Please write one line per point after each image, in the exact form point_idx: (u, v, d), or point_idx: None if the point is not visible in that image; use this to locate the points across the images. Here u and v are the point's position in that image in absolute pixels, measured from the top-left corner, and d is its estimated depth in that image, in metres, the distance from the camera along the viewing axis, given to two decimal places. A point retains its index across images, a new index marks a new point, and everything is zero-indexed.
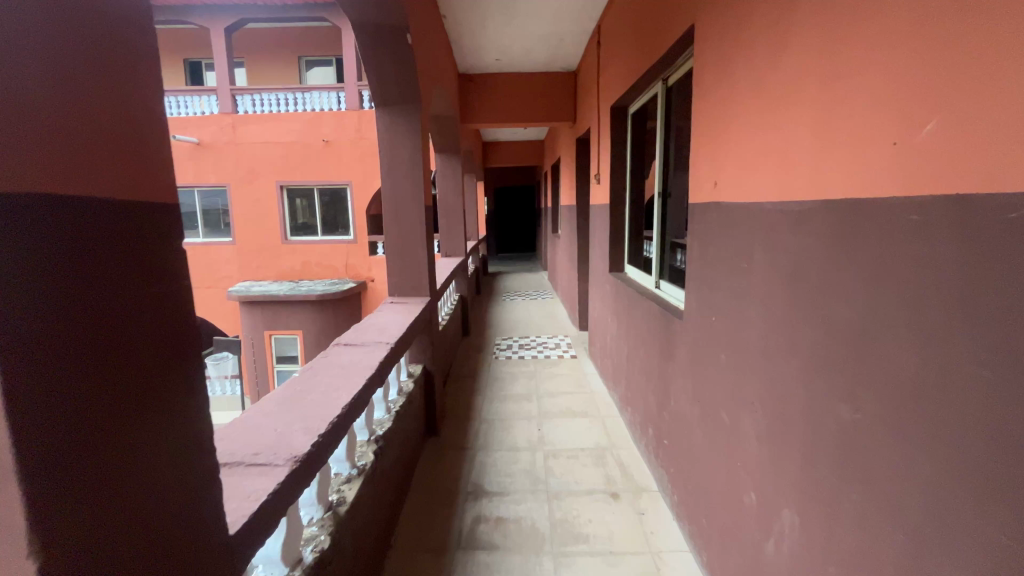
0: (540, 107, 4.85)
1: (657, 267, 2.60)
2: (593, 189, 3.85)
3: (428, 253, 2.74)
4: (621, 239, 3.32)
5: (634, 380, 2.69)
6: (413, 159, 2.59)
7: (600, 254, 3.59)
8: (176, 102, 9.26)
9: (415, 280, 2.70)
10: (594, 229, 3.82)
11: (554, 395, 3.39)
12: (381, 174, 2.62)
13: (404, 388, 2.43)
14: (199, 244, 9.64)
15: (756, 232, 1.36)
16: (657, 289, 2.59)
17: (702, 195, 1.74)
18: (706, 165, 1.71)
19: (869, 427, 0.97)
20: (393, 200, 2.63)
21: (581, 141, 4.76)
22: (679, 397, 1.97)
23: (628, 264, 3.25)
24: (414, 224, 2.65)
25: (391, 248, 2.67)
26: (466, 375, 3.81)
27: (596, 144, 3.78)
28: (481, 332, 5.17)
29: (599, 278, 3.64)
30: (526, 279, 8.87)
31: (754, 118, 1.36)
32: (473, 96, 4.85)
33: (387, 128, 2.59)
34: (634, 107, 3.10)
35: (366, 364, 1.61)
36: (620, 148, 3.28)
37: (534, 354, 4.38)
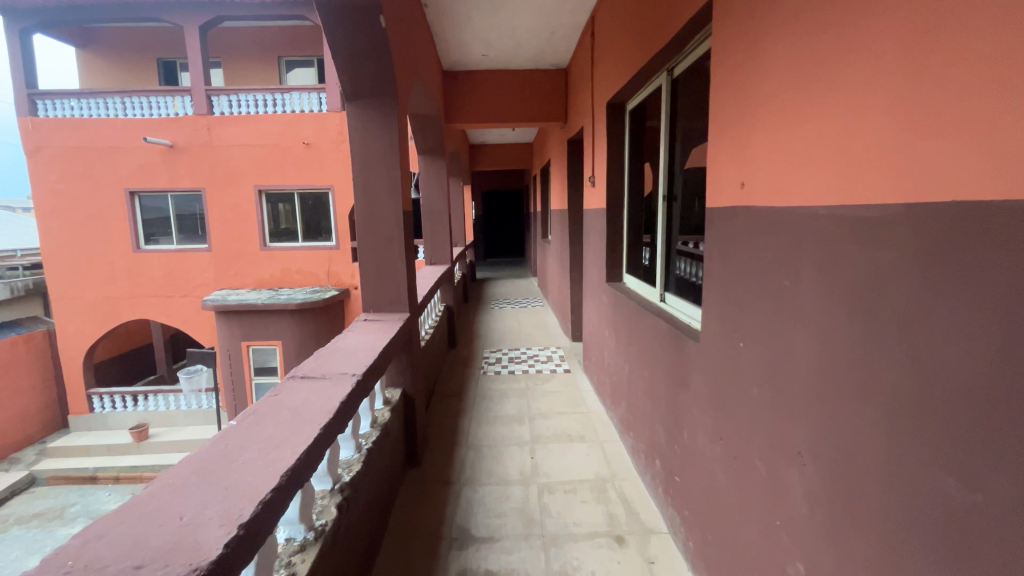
0: (530, 107, 4.60)
1: (662, 278, 2.35)
2: (586, 192, 3.60)
3: (407, 263, 2.45)
4: (619, 247, 3.07)
5: (637, 403, 2.43)
6: (389, 158, 2.31)
7: (596, 263, 3.33)
8: (148, 103, 8.86)
9: (392, 294, 2.41)
10: (588, 235, 3.58)
11: (547, 416, 3.12)
12: (354, 175, 2.33)
13: (379, 419, 2.14)
14: (173, 251, 9.23)
15: (803, 244, 1.10)
16: (662, 302, 2.34)
17: (724, 199, 1.49)
18: (729, 164, 1.46)
19: (990, 514, 0.71)
20: (366, 204, 2.34)
21: (573, 142, 4.52)
22: (695, 430, 1.72)
23: (627, 273, 3.00)
24: (391, 232, 2.36)
25: (364, 257, 2.38)
26: (451, 394, 3.52)
27: (589, 144, 3.53)
28: (468, 345, 4.88)
29: (595, 288, 3.38)
30: (516, 285, 8.61)
31: (797, 103, 1.12)
32: (458, 94, 4.59)
33: (360, 123, 2.30)
34: (633, 103, 2.86)
35: (325, 404, 1.32)
36: (617, 148, 3.03)
37: (525, 369, 4.11)
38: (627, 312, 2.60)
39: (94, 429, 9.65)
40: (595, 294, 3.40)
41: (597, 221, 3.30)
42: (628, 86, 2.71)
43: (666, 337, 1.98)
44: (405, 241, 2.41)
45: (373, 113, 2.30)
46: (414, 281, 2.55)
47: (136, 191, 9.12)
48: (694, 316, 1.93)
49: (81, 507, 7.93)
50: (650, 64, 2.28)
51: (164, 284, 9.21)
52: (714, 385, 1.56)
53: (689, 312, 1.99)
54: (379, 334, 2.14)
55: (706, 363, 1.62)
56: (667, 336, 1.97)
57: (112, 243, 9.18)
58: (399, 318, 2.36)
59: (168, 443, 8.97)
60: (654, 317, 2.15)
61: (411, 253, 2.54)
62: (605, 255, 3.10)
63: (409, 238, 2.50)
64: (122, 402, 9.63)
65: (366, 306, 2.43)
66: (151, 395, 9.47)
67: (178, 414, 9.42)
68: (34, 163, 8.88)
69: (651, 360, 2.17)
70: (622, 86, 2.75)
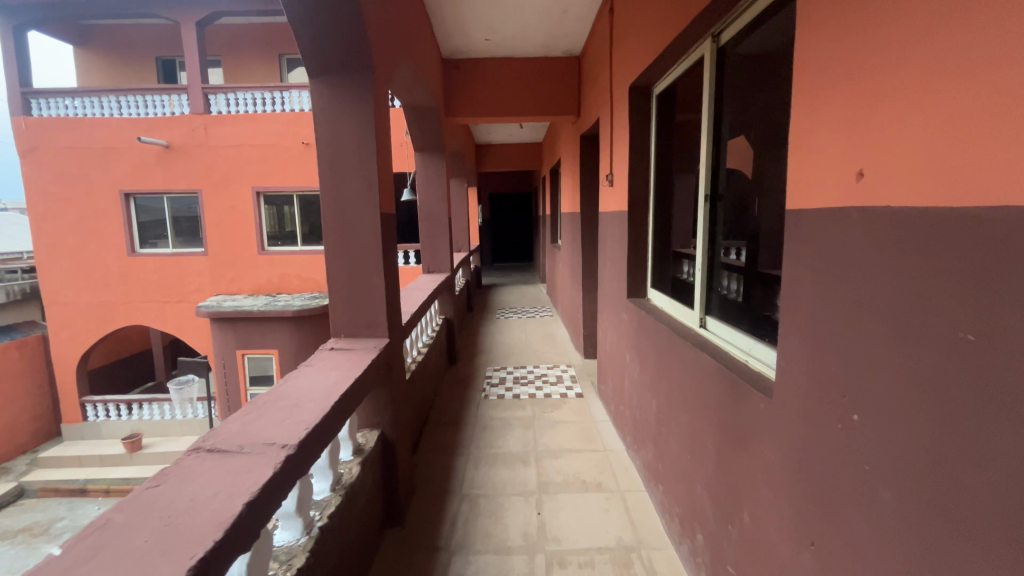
0: (539, 100, 4.14)
1: (702, 298, 1.88)
2: (602, 192, 3.14)
3: (388, 277, 2.00)
4: (643, 257, 2.60)
5: (669, 451, 1.96)
6: (363, 149, 1.86)
7: (615, 275, 2.86)
8: (144, 102, 8.57)
9: (367, 315, 1.96)
10: (606, 241, 3.11)
11: (556, 456, 2.65)
12: (321, 169, 1.90)
13: (343, 478, 1.68)
14: (168, 255, 8.89)
15: (1008, 271, 0.64)
16: (702, 328, 1.87)
17: (828, 194, 1.00)
18: (835, 140, 0.98)
19: None
20: (334, 204, 1.89)
21: (587, 137, 4.07)
22: (766, 517, 1.23)
23: (653, 288, 2.54)
24: (365, 241, 1.91)
25: (332, 270, 1.93)
26: (448, 424, 3.06)
27: (606, 138, 3.08)
28: (469, 361, 4.43)
29: (613, 302, 2.92)
30: (522, 293, 8.14)
31: (989, 36, 0.66)
32: (460, 86, 4.15)
33: (328, 107, 1.86)
34: (662, 86, 2.41)
35: (222, 507, 0.86)
36: (642, 139, 2.56)
37: (532, 392, 3.64)
38: (656, 338, 2.12)
39: (86, 438, 9.30)
40: (613, 311, 2.93)
41: (616, 225, 2.83)
42: (657, 65, 2.25)
43: (715, 381, 1.52)
44: (384, 252, 1.95)
45: (344, 93, 1.85)
46: (396, 299, 2.11)
47: (131, 193, 8.79)
48: (757, 351, 1.45)
49: (68, 523, 7.54)
50: (690, 30, 1.81)
51: (159, 290, 8.87)
52: (807, 465, 1.07)
53: (746, 344, 1.52)
54: (346, 368, 1.68)
55: (789, 430, 1.13)
56: (717, 379, 1.49)
57: (106, 247, 8.85)
58: (378, 346, 1.91)
59: (160, 455, 8.57)
60: (697, 348, 1.68)
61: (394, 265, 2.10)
62: (627, 266, 2.63)
63: (391, 246, 2.05)
64: (116, 410, 9.29)
65: (336, 327, 1.97)
66: (145, 404, 9.10)
67: (172, 424, 9.03)
68: (27, 164, 8.58)
69: (693, 407, 1.68)
70: (648, 66, 2.30)
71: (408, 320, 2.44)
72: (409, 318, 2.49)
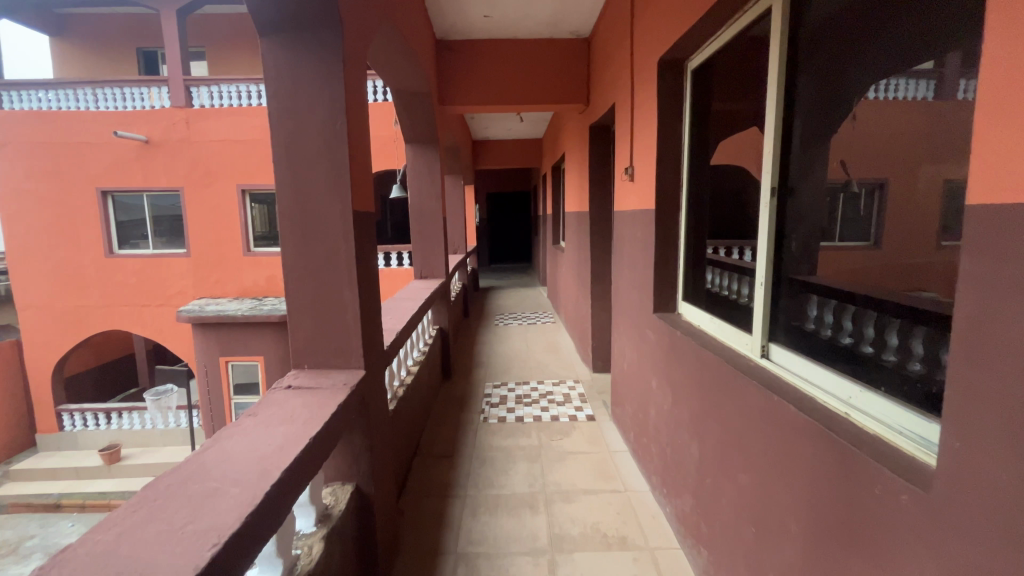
0: (544, 87, 3.74)
1: (762, 323, 1.47)
2: (619, 189, 2.74)
3: (364, 293, 1.58)
4: (672, 265, 2.19)
5: (720, 513, 1.56)
6: (330, 131, 1.45)
7: (636, 284, 2.46)
8: (122, 95, 8.09)
9: (336, 341, 1.54)
10: (623, 244, 2.71)
11: (570, 498, 2.24)
12: (276, 157, 1.48)
13: (302, 560, 1.25)
14: (148, 256, 8.42)
15: None
16: (763, 361, 1.46)
17: None
18: None
19: None
20: (293, 195, 1.47)
21: (597, 128, 3.67)
22: None
23: (685, 302, 2.13)
24: (334, 248, 1.49)
25: (291, 283, 1.52)
26: (441, 456, 2.65)
27: (624, 126, 2.68)
28: (465, 376, 4.01)
29: (634, 316, 2.51)
30: (522, 297, 7.74)
31: None
32: (456, 72, 3.74)
33: (285, 75, 1.44)
34: (698, 59, 2.01)
35: None
36: (673, 125, 2.15)
37: (537, 414, 3.23)
38: (697, 367, 1.72)
39: (63, 449, 8.79)
40: (632, 326, 2.55)
41: (637, 226, 2.43)
42: (695, 33, 1.86)
43: (806, 443, 1.12)
44: (358, 261, 1.54)
45: (304, 57, 1.43)
46: (375, 319, 1.70)
47: (109, 191, 8.32)
48: (862, 400, 1.06)
49: (40, 541, 6.94)
50: None
51: (138, 293, 8.39)
52: None
53: (842, 391, 1.12)
54: (303, 414, 1.26)
55: (972, 557, 0.73)
56: (815, 441, 1.09)
57: (82, 247, 8.36)
58: (350, 381, 1.49)
59: (140, 467, 8.07)
60: (766, 392, 1.28)
61: (373, 277, 1.70)
62: (653, 275, 2.22)
63: (368, 252, 1.64)
64: (95, 419, 8.79)
65: (296, 354, 1.55)
66: (124, 413, 8.60)
67: (153, 434, 8.54)
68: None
69: (765, 466, 1.29)
70: (683, 36, 1.90)
71: (393, 340, 2.03)
72: (394, 337, 2.08)
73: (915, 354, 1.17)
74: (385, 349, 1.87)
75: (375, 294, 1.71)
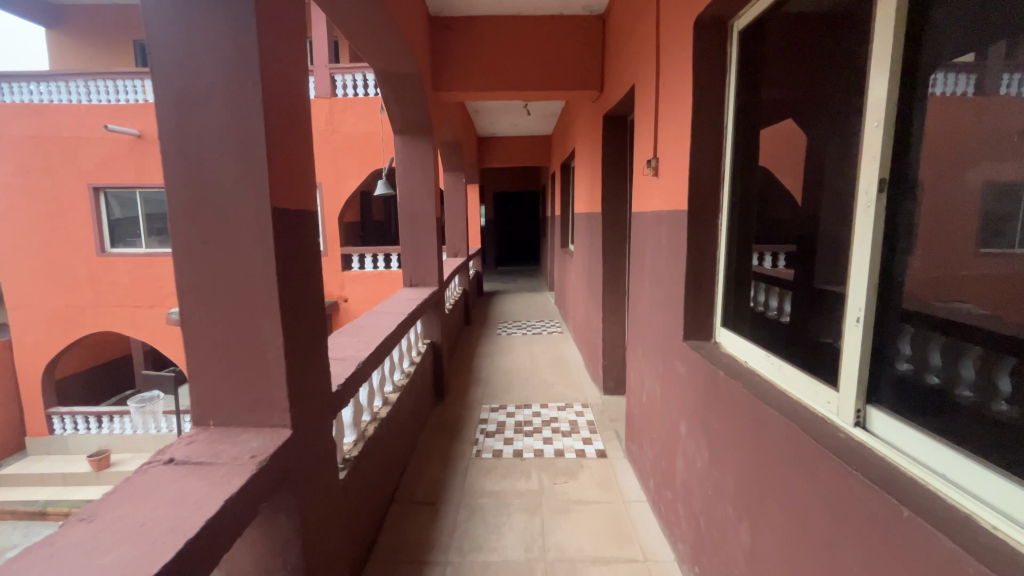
0: (553, 71, 3.31)
1: (846, 372, 1.03)
2: (638, 187, 2.32)
3: (296, 324, 1.15)
4: (708, 281, 1.74)
5: None
6: (238, 98, 1.02)
7: (660, 302, 2.01)
8: (115, 87, 7.80)
9: (252, 390, 1.11)
10: (643, 253, 2.27)
11: (576, 569, 1.80)
12: (166, 136, 1.05)
13: None
14: (141, 256, 8.11)
15: None
16: (850, 428, 1.03)
17: None
18: None
19: None
20: (193, 189, 1.05)
21: (612, 119, 3.25)
22: None
23: (727, 330, 1.68)
24: (249, 264, 1.07)
25: (189, 308, 1.10)
26: (422, 504, 2.22)
27: (645, 111, 2.24)
28: (460, 396, 3.58)
29: (656, 341, 2.07)
30: (528, 302, 7.33)
31: None
32: (452, 55, 3.31)
33: (177, 17, 1.02)
34: (751, 16, 1.55)
35: None
36: (714, 104, 1.69)
37: (539, 446, 2.78)
38: (752, 426, 1.27)
39: (52, 453, 8.42)
40: (654, 354, 2.10)
41: (663, 232, 1.98)
42: None
43: None
44: (285, 281, 1.11)
45: None
46: (316, 356, 1.27)
47: (101, 188, 8.00)
48: None
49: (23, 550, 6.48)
50: None
51: (130, 294, 8.07)
52: None
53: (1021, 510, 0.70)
54: (167, 515, 0.82)
55: None
56: None
57: (73, 245, 8.06)
58: (262, 450, 1.03)
59: None
60: (884, 493, 0.84)
61: (314, 301, 1.27)
62: (683, 292, 1.76)
63: (305, 267, 1.21)
64: (85, 423, 8.44)
65: (197, 406, 1.12)
66: (114, 418, 8.23)
67: (144, 440, 8.15)
68: None
69: None
70: None
71: (350, 374, 1.59)
72: (354, 369, 1.64)
73: (965, 380, 1.05)
74: (334, 389, 1.43)
75: (316, 322, 1.28)
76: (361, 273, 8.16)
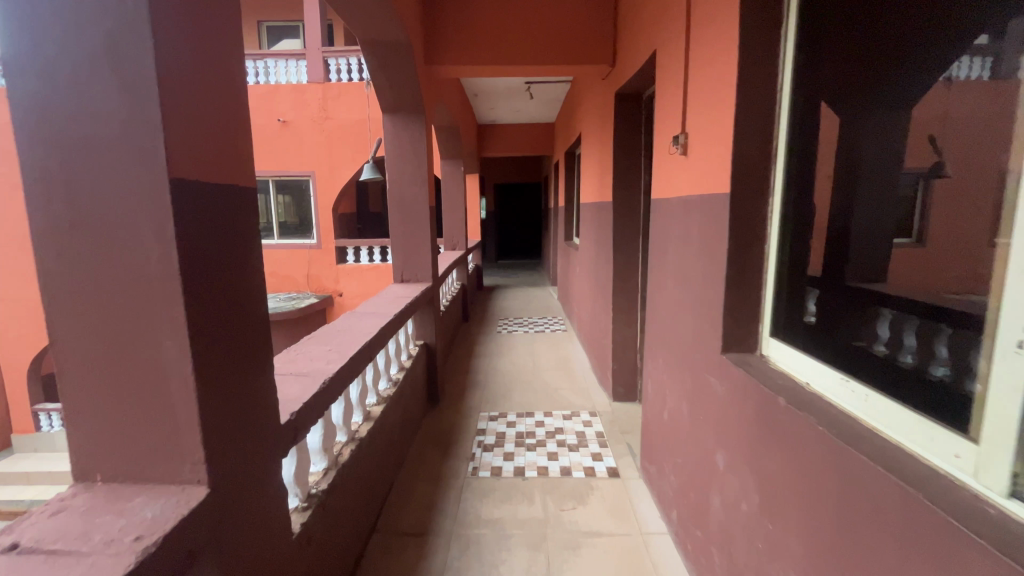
0: (559, 44, 2.97)
1: (993, 417, 0.72)
2: (659, 171, 1.99)
3: (215, 344, 0.84)
4: (754, 283, 1.42)
5: None
6: (125, 20, 0.71)
7: (688, 306, 1.69)
8: None
9: (153, 435, 0.80)
10: (666, 246, 1.95)
11: None
12: (21, 75, 0.73)
13: None
14: None
15: None
16: (1002, 501, 0.71)
17: None
18: None
19: None
20: (62, 155, 0.74)
21: (624, 96, 2.92)
22: None
23: (779, 344, 1.36)
24: (140, 261, 0.75)
25: (60, 322, 0.78)
26: (406, 536, 1.92)
27: (670, 81, 1.91)
28: (456, 402, 3.27)
29: (682, 352, 1.76)
30: (529, 298, 7.03)
31: None
32: (447, 25, 2.98)
33: None
34: None
35: None
36: (771, 62, 1.35)
37: (544, 463, 2.47)
38: (838, 476, 0.95)
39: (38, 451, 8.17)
40: (680, 366, 1.78)
41: (693, 221, 1.66)
42: None
43: None
44: (195, 286, 0.79)
45: None
46: (250, 383, 0.95)
47: None
48: None
49: None
50: None
51: None
52: None
53: None
54: None
55: None
56: None
57: None
58: (153, 527, 0.72)
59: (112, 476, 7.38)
60: None
61: (250, 309, 0.95)
62: (722, 293, 1.44)
63: (234, 262, 0.90)
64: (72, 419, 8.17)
65: (75, 454, 0.81)
66: None
67: None
68: None
69: None
70: None
71: (311, 399, 1.27)
72: (318, 390, 1.32)
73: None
74: (282, 422, 1.11)
75: (252, 337, 0.96)
76: (356, 266, 7.86)
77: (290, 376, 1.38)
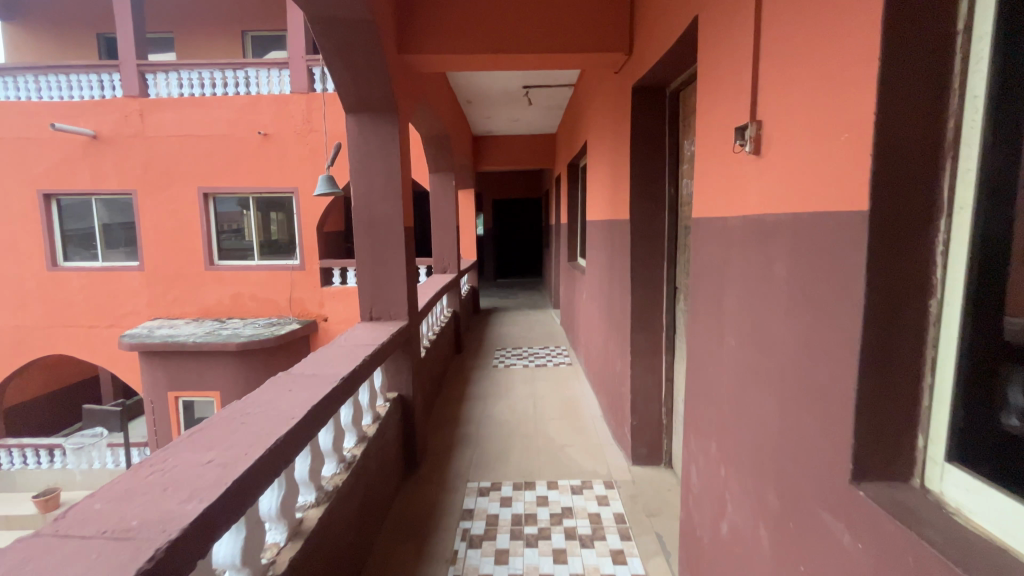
0: (561, 31, 2.45)
1: None
2: (714, 179, 1.42)
3: None
4: (910, 370, 0.82)
5: None
6: None
7: (774, 384, 1.09)
8: (68, 82, 6.90)
9: None
10: (725, 286, 1.35)
11: None
12: None
13: None
14: (97, 269, 7.19)
15: None
16: None
17: None
18: None
19: None
20: None
21: (643, 90, 2.37)
22: None
23: (953, 475, 0.77)
24: None
25: None
26: None
27: (727, 52, 1.34)
28: (439, 467, 2.65)
29: (761, 454, 1.16)
30: (530, 322, 6.44)
31: None
32: (425, 7, 2.44)
33: None
34: None
35: None
36: None
37: (551, 568, 1.86)
38: None
39: None
40: (757, 471, 1.17)
41: (780, 253, 1.07)
42: None
43: None
44: None
45: None
46: None
47: (52, 194, 7.10)
48: None
49: None
50: None
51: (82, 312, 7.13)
52: None
53: None
54: None
55: None
56: None
57: (23, 259, 7.18)
58: None
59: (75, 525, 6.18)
60: None
61: None
62: (856, 379, 0.83)
63: None
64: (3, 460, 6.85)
65: None
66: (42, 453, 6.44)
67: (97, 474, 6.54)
68: None
69: None
70: None
71: None
72: None
73: None
74: None
75: None
76: (342, 288, 7.27)
77: (95, 541, 0.77)
